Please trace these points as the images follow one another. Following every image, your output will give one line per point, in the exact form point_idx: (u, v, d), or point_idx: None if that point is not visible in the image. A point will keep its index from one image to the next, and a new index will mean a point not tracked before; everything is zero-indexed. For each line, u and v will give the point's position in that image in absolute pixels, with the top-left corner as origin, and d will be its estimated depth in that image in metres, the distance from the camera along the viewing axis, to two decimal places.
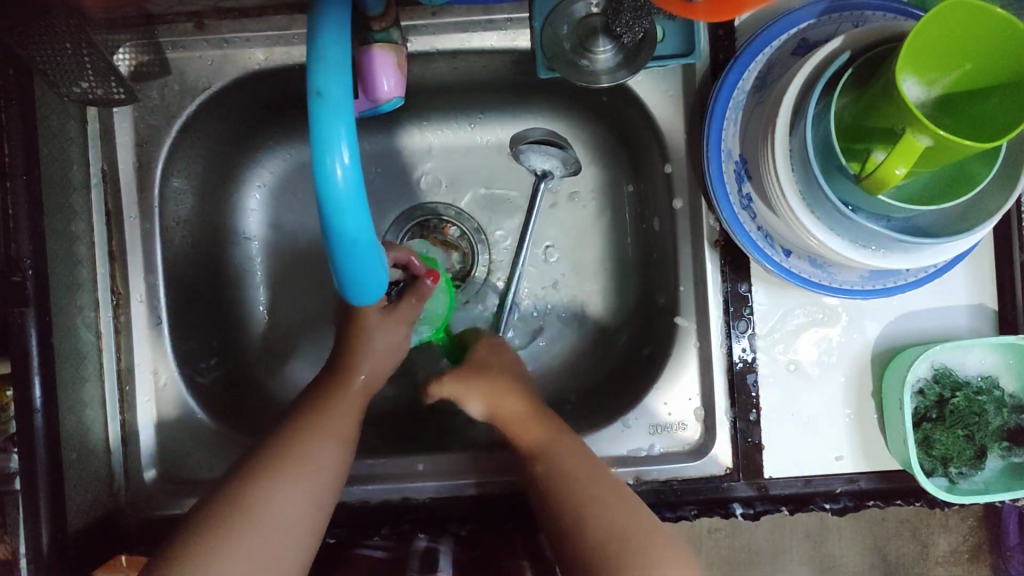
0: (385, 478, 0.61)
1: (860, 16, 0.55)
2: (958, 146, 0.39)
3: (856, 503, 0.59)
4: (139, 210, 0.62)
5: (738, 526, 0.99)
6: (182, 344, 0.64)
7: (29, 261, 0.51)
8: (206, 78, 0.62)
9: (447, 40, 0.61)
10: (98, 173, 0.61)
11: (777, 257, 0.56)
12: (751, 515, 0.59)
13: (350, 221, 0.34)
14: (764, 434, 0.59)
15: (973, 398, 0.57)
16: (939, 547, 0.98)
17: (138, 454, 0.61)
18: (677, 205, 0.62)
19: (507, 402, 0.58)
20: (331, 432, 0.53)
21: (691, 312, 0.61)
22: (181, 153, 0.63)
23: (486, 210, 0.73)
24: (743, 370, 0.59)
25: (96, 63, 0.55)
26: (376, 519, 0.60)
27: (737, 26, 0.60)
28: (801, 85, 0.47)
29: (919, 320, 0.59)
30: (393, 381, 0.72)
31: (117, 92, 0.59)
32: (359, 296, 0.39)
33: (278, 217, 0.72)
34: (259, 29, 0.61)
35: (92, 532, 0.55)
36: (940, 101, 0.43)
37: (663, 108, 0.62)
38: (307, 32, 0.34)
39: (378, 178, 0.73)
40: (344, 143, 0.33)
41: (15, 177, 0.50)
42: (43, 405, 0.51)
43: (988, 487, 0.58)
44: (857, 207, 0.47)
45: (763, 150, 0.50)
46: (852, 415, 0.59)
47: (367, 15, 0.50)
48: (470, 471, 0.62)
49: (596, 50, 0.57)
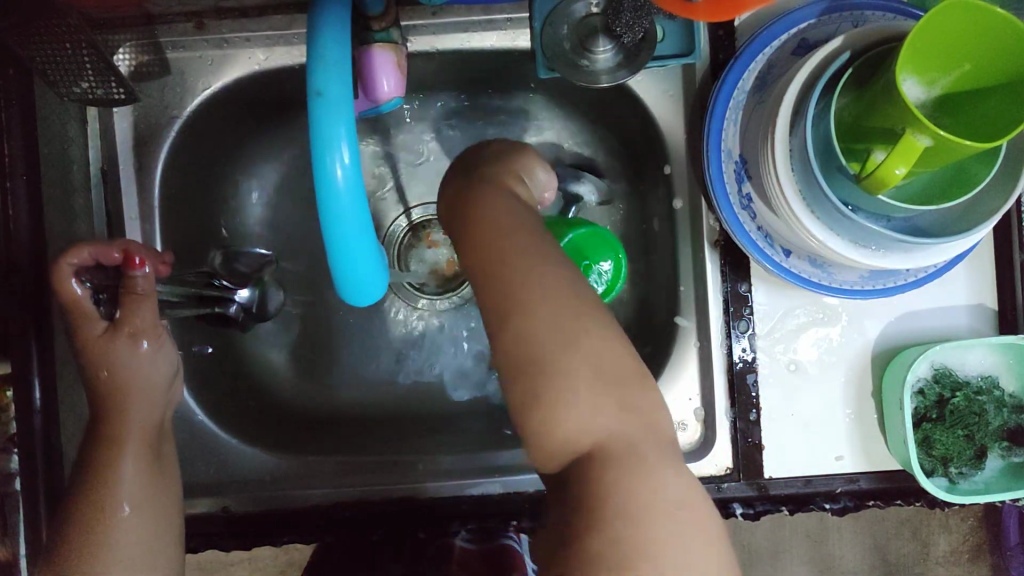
0: (385, 478, 0.62)
1: (860, 16, 0.55)
2: (958, 146, 0.39)
3: (856, 503, 0.59)
4: (139, 210, 0.62)
5: (738, 526, 0.99)
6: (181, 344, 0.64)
7: (27, 264, 0.52)
8: (206, 78, 0.62)
9: (447, 40, 0.61)
10: (98, 174, 0.61)
11: (777, 257, 0.56)
12: (751, 515, 0.59)
13: (350, 221, 0.34)
14: (764, 434, 0.59)
15: (973, 398, 0.57)
16: (939, 547, 0.98)
17: None
18: (677, 205, 0.62)
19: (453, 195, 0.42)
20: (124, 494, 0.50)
21: (691, 313, 0.61)
22: (180, 153, 0.63)
23: None
24: (743, 370, 0.59)
25: (96, 63, 0.54)
26: (373, 520, 0.61)
27: (737, 26, 0.60)
28: (801, 84, 0.47)
29: (918, 320, 0.59)
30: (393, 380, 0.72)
31: (117, 92, 0.58)
32: (357, 297, 0.39)
33: (277, 217, 0.72)
34: (258, 29, 0.61)
35: None
36: (940, 101, 0.43)
37: (663, 108, 0.62)
38: (307, 31, 0.34)
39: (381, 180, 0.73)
40: (344, 142, 0.33)
41: (15, 177, 0.51)
42: (42, 406, 0.52)
43: (988, 486, 0.58)
44: (857, 207, 0.47)
45: (763, 150, 0.50)
46: (852, 415, 0.59)
47: (367, 15, 0.50)
48: (469, 471, 0.62)
49: (596, 50, 0.57)
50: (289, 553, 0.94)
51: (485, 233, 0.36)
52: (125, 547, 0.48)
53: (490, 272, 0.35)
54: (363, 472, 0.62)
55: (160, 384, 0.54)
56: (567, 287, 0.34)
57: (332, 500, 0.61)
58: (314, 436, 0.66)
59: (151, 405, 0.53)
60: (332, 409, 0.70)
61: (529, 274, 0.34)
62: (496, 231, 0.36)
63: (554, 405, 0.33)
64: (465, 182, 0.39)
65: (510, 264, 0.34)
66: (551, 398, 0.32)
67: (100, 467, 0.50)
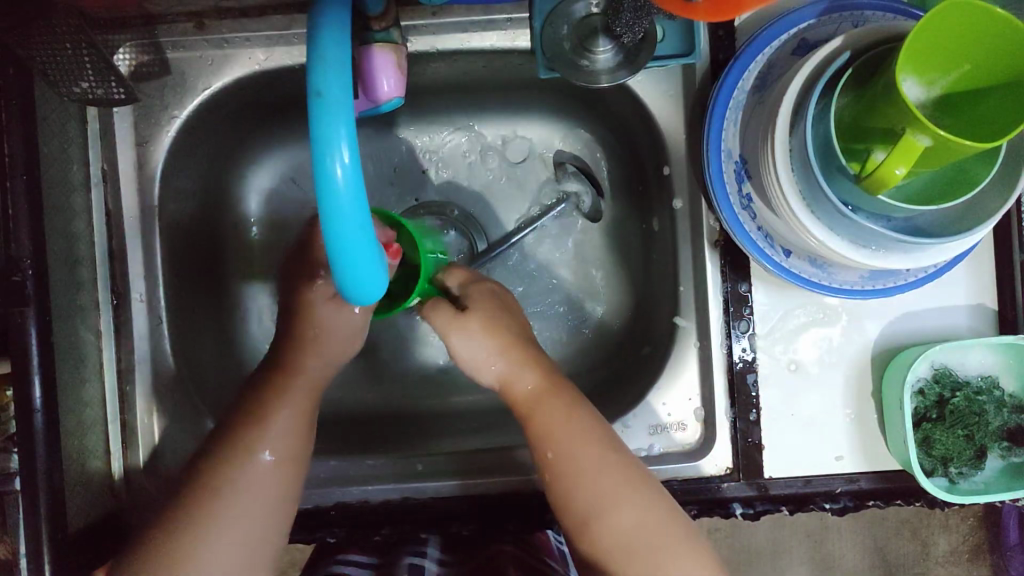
0: (385, 478, 0.62)
1: (860, 16, 0.55)
2: (958, 146, 0.39)
3: (856, 503, 0.59)
4: (139, 210, 0.62)
5: (738, 526, 0.99)
6: (182, 344, 0.64)
7: (29, 262, 0.51)
8: (206, 78, 0.62)
9: (447, 40, 0.61)
10: (98, 174, 0.61)
11: (777, 257, 0.56)
12: (751, 515, 0.59)
13: (350, 222, 0.34)
14: (764, 435, 0.59)
15: (973, 398, 0.57)
16: (939, 547, 0.99)
17: (139, 453, 0.61)
18: (677, 205, 0.63)
19: (520, 382, 0.56)
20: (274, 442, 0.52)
21: (691, 313, 0.61)
22: (180, 154, 0.63)
23: (485, 210, 0.73)
24: (743, 370, 0.59)
25: (96, 63, 0.55)
26: (376, 519, 0.60)
27: (737, 26, 0.60)
28: (801, 84, 0.47)
29: (918, 319, 0.59)
30: (393, 380, 0.72)
31: (117, 92, 0.58)
32: (358, 298, 0.39)
33: (277, 217, 0.72)
34: (259, 29, 0.61)
35: (92, 533, 0.55)
36: (940, 101, 0.43)
37: (663, 108, 0.62)
38: (307, 31, 0.34)
39: (378, 176, 0.73)
40: (344, 143, 0.33)
41: (15, 177, 0.51)
42: (43, 404, 0.51)
43: (988, 486, 0.58)
44: (857, 207, 0.47)
45: (763, 150, 0.50)
46: (852, 415, 0.59)
47: (367, 15, 0.50)
48: (469, 471, 0.62)
49: (596, 50, 0.57)
50: (289, 553, 0.94)
51: (569, 448, 0.53)
52: (256, 486, 0.51)
53: (591, 520, 0.52)
54: (363, 472, 0.62)
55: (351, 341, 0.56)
56: (615, 464, 0.53)
57: (332, 501, 0.61)
58: (314, 436, 0.66)
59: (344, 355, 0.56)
60: (333, 409, 0.70)
61: (618, 521, 0.51)
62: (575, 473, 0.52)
63: (634, 546, 0.51)
64: (546, 378, 0.56)
65: (579, 461, 0.52)
66: (643, 559, 0.50)
67: (255, 408, 0.53)
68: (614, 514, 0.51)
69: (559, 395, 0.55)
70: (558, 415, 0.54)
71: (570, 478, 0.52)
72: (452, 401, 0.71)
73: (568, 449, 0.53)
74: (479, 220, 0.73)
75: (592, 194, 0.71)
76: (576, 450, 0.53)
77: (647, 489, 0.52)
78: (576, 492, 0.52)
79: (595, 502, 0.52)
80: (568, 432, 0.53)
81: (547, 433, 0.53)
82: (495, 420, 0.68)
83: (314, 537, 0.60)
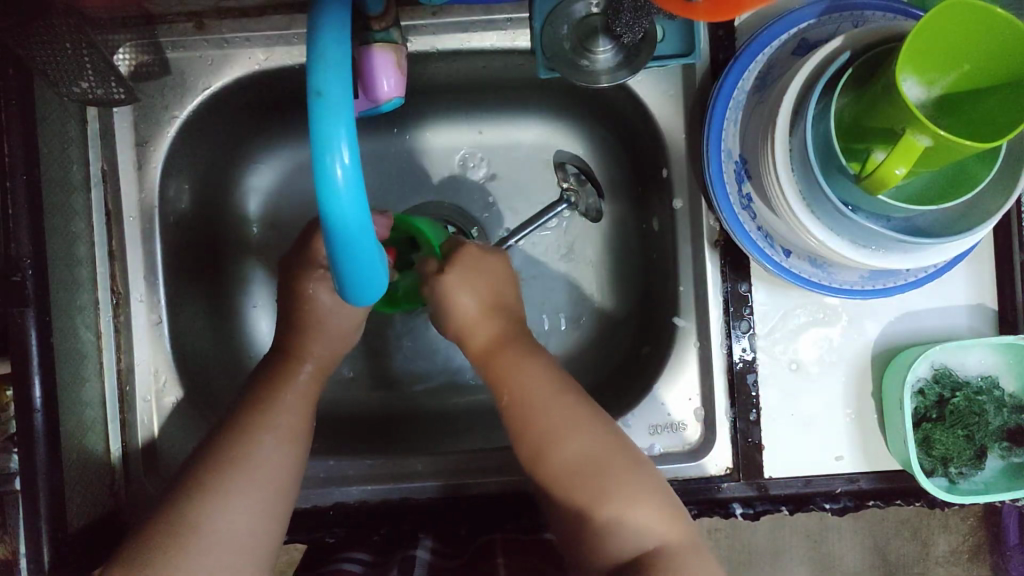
0: (385, 478, 0.62)
1: (860, 16, 0.55)
2: (958, 146, 0.39)
3: (856, 503, 0.59)
4: (139, 210, 0.62)
5: (738, 526, 0.99)
6: (181, 344, 0.64)
7: (29, 262, 0.51)
8: (206, 78, 0.62)
9: (447, 40, 0.61)
10: (98, 173, 0.61)
11: (777, 257, 0.56)
12: (750, 515, 0.59)
13: (350, 221, 0.34)
14: (764, 435, 0.59)
15: (973, 398, 0.57)
16: (939, 547, 0.99)
17: (138, 453, 0.61)
18: (677, 205, 0.63)
19: (484, 330, 0.57)
20: (281, 429, 0.53)
21: (690, 313, 0.61)
22: (180, 154, 0.63)
23: (485, 209, 0.73)
24: (742, 370, 0.59)
25: (96, 63, 0.55)
26: (374, 519, 0.60)
27: (737, 26, 0.60)
28: (801, 84, 0.47)
29: (918, 320, 0.59)
30: (393, 381, 0.72)
31: (117, 92, 0.58)
32: (358, 297, 0.39)
33: (277, 216, 0.72)
34: (259, 28, 0.61)
35: (92, 532, 0.55)
36: (940, 101, 0.43)
37: (663, 108, 0.62)
38: (307, 31, 0.34)
39: (378, 178, 0.73)
40: (344, 142, 0.33)
41: (15, 177, 0.51)
42: (43, 404, 0.51)
43: (988, 486, 0.58)
44: (857, 207, 0.47)
45: (763, 150, 0.50)
46: (852, 415, 0.59)
47: (367, 15, 0.50)
48: (468, 471, 0.62)
49: (596, 50, 0.57)
50: (289, 553, 0.94)
51: (525, 384, 0.54)
52: (265, 468, 0.50)
53: (544, 446, 0.53)
54: (363, 471, 0.62)
55: (347, 331, 0.59)
56: (570, 400, 0.54)
57: (331, 501, 0.61)
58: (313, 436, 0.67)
59: (334, 349, 0.58)
60: (332, 410, 0.70)
61: (564, 450, 0.52)
62: (530, 407, 0.54)
63: (586, 472, 0.52)
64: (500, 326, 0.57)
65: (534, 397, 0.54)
66: (592, 483, 0.51)
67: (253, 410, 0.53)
68: (566, 447, 0.52)
69: (512, 338, 0.57)
70: (512, 357, 0.56)
71: (525, 411, 0.54)
72: (452, 401, 0.71)
73: (522, 385, 0.54)
74: (482, 221, 0.73)
75: (595, 192, 0.66)
76: (534, 387, 0.54)
77: (602, 418, 0.54)
78: (533, 423, 0.53)
79: (545, 435, 0.53)
80: (526, 370, 0.55)
81: (504, 376, 0.55)
82: (495, 420, 0.68)
83: (313, 537, 0.60)
